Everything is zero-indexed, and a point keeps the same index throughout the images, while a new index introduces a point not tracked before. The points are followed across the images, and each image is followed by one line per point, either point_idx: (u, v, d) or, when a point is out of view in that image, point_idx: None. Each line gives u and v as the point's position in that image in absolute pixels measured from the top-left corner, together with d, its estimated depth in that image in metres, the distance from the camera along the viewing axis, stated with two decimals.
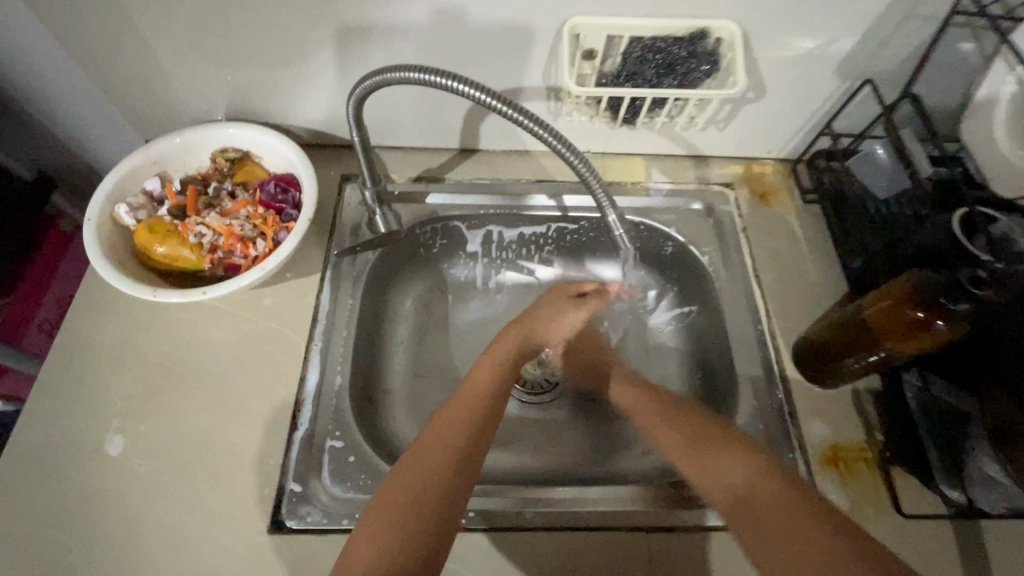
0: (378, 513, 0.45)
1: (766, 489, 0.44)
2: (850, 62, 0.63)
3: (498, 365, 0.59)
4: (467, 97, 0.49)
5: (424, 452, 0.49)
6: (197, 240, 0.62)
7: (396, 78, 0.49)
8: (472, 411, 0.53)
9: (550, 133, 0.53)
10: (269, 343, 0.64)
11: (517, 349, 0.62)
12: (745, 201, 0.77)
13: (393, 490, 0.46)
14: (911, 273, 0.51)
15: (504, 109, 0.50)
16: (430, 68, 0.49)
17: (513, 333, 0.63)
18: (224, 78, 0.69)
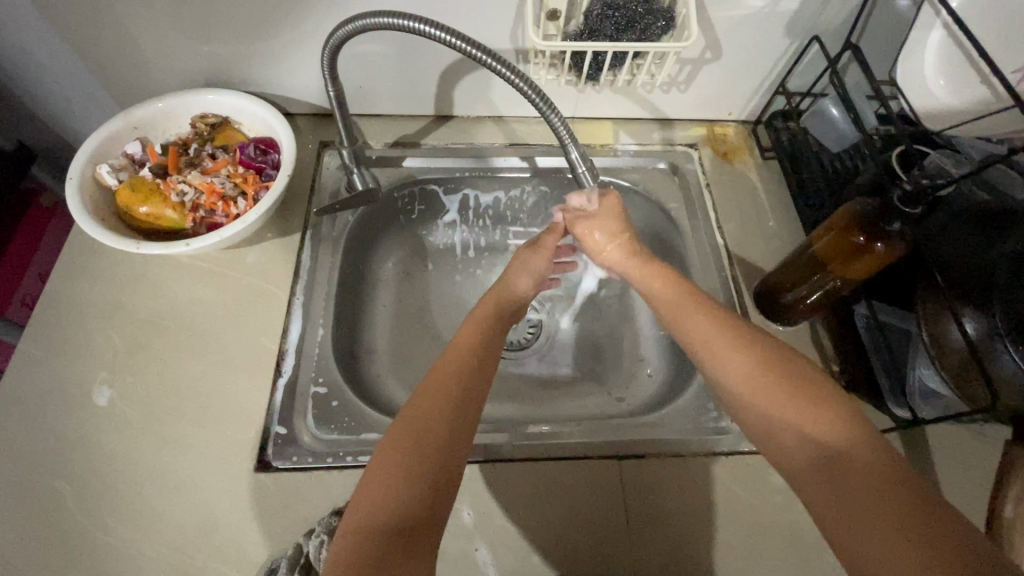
0: (379, 465, 0.45)
1: (803, 417, 0.46)
2: (798, 21, 0.67)
3: (482, 328, 0.57)
4: (433, 38, 0.51)
5: (414, 424, 0.47)
6: (179, 198, 0.64)
7: (368, 24, 0.52)
8: (461, 369, 0.51)
9: (508, 66, 0.54)
10: (252, 299, 0.66)
11: (493, 314, 0.59)
12: (709, 160, 0.80)
13: (393, 444, 0.46)
14: (851, 203, 0.55)
15: (469, 49, 0.52)
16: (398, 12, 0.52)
17: (489, 299, 0.61)
18: (202, 48, 0.71)
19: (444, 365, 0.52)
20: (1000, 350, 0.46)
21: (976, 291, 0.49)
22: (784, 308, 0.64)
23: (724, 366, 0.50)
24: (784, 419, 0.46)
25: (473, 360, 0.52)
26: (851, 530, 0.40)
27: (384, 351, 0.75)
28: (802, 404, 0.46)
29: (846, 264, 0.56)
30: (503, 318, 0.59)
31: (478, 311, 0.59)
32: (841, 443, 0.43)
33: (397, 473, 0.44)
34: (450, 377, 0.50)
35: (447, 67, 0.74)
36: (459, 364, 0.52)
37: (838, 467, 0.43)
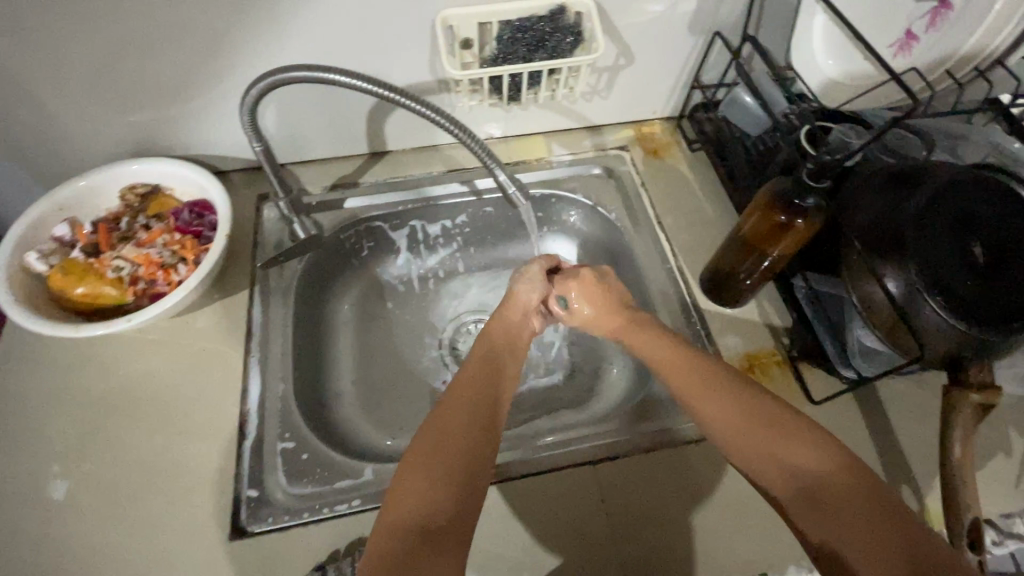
0: (408, 478, 0.47)
1: (787, 454, 0.46)
2: (698, 19, 0.71)
3: (493, 342, 0.61)
4: (344, 85, 0.52)
5: (423, 450, 0.48)
6: (116, 274, 0.63)
7: (279, 81, 0.52)
8: (482, 392, 0.55)
9: (425, 104, 0.55)
10: (208, 363, 0.65)
11: (506, 341, 0.61)
12: (641, 159, 0.84)
13: (420, 459, 0.48)
14: (767, 185, 0.58)
15: (386, 93, 0.53)
16: (311, 64, 0.52)
17: (506, 323, 0.64)
18: (122, 119, 0.70)
19: (465, 387, 0.55)
20: (922, 303, 0.50)
21: (891, 248, 0.52)
22: (728, 285, 0.67)
23: (706, 397, 0.51)
24: (761, 444, 0.47)
25: (491, 376, 0.56)
26: (845, 551, 0.41)
27: (351, 393, 0.75)
28: (782, 434, 0.47)
29: (775, 242, 0.59)
30: (517, 345, 0.62)
31: (492, 332, 0.62)
32: (819, 468, 0.45)
33: (426, 480, 0.46)
34: (470, 399, 0.53)
35: (374, 104, 0.75)
36: (477, 379, 0.55)
37: (817, 491, 0.44)
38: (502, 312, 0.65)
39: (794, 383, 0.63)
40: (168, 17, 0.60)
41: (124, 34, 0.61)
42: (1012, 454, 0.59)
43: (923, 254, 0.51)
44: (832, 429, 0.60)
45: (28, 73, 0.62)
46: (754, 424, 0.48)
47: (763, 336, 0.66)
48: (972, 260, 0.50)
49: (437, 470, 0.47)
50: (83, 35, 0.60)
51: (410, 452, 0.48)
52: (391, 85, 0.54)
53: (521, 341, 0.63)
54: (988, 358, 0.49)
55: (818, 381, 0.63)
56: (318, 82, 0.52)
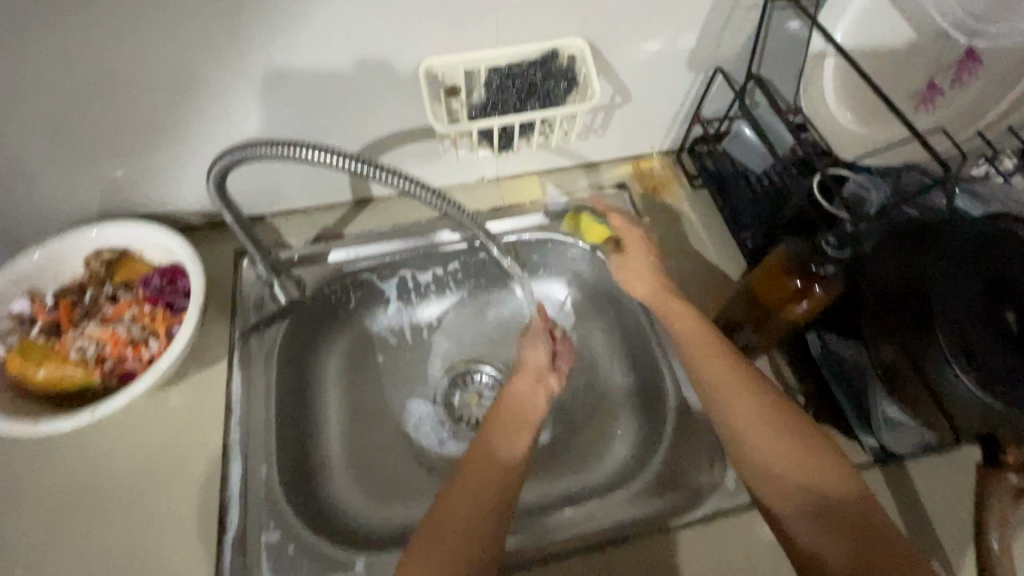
0: (422, 554, 0.45)
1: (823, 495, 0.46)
2: (698, 56, 0.67)
3: (521, 403, 0.59)
4: (315, 162, 0.47)
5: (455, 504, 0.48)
6: (81, 354, 0.58)
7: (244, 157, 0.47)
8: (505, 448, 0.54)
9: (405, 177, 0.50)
10: (186, 446, 0.60)
11: (514, 421, 0.56)
12: (640, 198, 0.79)
13: (430, 541, 0.46)
14: (780, 247, 0.57)
15: (360, 168, 0.48)
16: (274, 139, 0.46)
17: (521, 393, 0.59)
18: (85, 182, 0.65)
19: (486, 445, 0.54)
20: (951, 378, 0.45)
21: (913, 318, 0.49)
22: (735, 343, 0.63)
23: (740, 403, 0.51)
24: (789, 461, 0.48)
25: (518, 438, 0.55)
26: None
27: (343, 464, 0.69)
28: (804, 450, 0.48)
29: (790, 307, 0.56)
30: (526, 425, 0.57)
31: (498, 408, 0.58)
32: (841, 488, 0.46)
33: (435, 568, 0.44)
34: (495, 455, 0.53)
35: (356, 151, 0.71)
36: (509, 439, 0.54)
37: (838, 510, 0.46)
38: (511, 385, 0.61)
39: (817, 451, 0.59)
40: (125, 77, 0.55)
41: (79, 97, 0.56)
42: None
43: (953, 324, 0.47)
44: None
45: None
46: (782, 439, 0.49)
47: None
48: (1004, 329, 0.46)
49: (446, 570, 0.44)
50: (33, 101, 0.55)
51: (444, 501, 0.48)
52: (359, 155, 0.48)
53: (529, 422, 0.57)
54: None
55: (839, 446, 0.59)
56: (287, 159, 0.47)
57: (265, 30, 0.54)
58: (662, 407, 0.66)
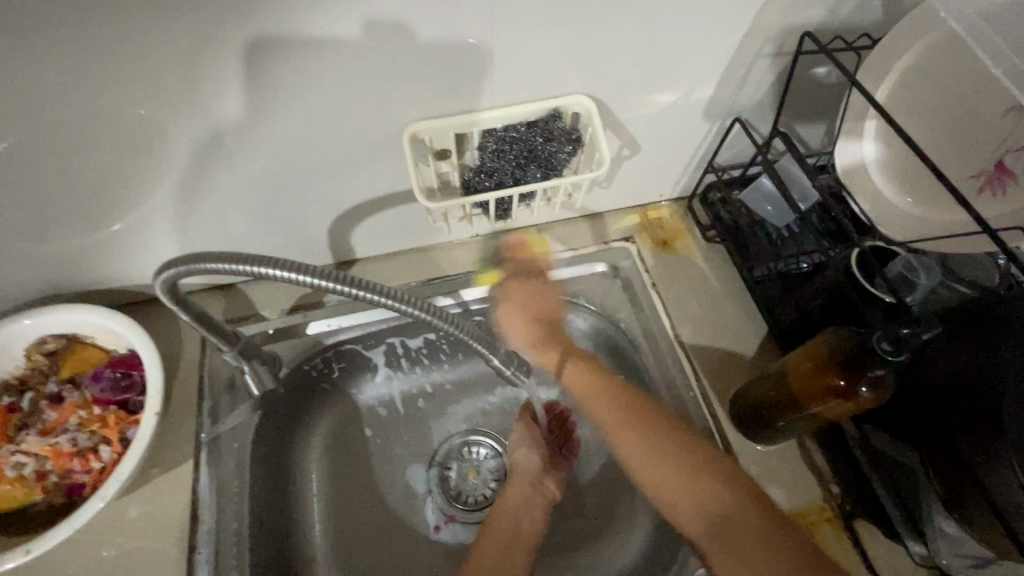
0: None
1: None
2: (715, 105, 0.60)
3: (517, 507, 0.63)
4: (279, 278, 0.41)
5: None
6: (17, 471, 0.51)
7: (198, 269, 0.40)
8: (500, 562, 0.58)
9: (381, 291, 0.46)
10: (148, 564, 0.53)
11: (511, 539, 0.60)
12: (649, 253, 0.72)
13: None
14: (829, 331, 0.48)
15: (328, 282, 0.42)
16: (234, 252, 0.40)
17: (516, 505, 0.63)
18: (22, 262, 0.57)
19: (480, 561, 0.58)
20: None
21: (982, 424, 0.42)
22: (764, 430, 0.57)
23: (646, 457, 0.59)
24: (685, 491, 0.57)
25: (507, 548, 0.59)
26: None
27: (327, 553, 0.65)
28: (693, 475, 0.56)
29: (829, 406, 0.48)
30: (522, 541, 0.61)
31: (494, 524, 0.61)
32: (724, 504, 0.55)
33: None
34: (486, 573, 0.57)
35: (335, 214, 0.63)
36: (501, 551, 0.59)
37: (719, 522, 0.55)
38: (505, 494, 0.64)
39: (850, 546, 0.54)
40: (62, 154, 0.48)
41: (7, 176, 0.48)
42: None
43: None
44: None
45: None
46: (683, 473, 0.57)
47: (810, 486, 0.56)
48: None
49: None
50: None
51: None
52: (326, 270, 0.42)
53: (525, 539, 0.61)
54: None
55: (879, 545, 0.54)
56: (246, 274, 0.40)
57: (224, 99, 0.46)
58: None
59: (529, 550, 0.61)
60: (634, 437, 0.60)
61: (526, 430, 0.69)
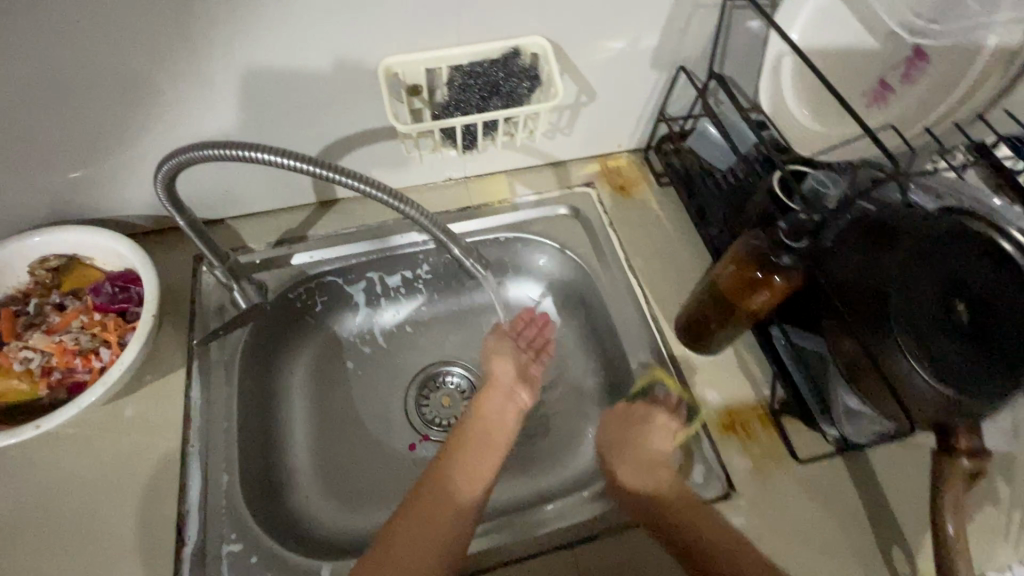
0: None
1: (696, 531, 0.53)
2: (661, 53, 0.68)
3: (489, 413, 0.65)
4: (278, 165, 0.46)
5: (412, 519, 0.56)
6: (25, 365, 0.56)
7: (198, 158, 0.46)
8: (467, 461, 0.60)
9: (366, 180, 0.52)
10: (140, 460, 0.58)
11: (486, 439, 0.63)
12: (609, 197, 0.79)
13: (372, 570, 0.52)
14: (743, 239, 0.56)
15: (318, 169, 0.48)
16: (225, 141, 0.46)
17: (501, 411, 0.65)
18: (26, 184, 0.62)
19: (449, 462, 0.60)
20: (908, 369, 0.48)
21: (871, 312, 0.50)
22: (703, 339, 0.64)
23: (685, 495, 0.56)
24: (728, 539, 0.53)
25: (478, 451, 0.61)
26: None
27: (309, 470, 0.68)
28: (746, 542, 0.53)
29: (749, 298, 0.56)
30: (499, 441, 0.63)
31: (475, 427, 0.64)
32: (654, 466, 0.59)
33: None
34: (454, 474, 0.59)
35: (317, 151, 0.69)
36: (472, 454, 0.61)
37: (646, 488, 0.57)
38: (489, 398, 0.66)
39: (779, 439, 0.61)
40: (71, 75, 0.53)
41: (18, 93, 0.53)
42: (1000, 504, 0.58)
43: (905, 312, 0.49)
44: (815, 489, 0.58)
45: None
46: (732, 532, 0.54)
47: (744, 388, 0.64)
48: (955, 321, 0.47)
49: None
50: None
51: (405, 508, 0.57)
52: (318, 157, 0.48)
53: (495, 443, 0.63)
54: (978, 420, 0.47)
55: (803, 436, 0.61)
56: (244, 161, 0.46)
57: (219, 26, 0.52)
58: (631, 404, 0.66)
59: (503, 449, 0.63)
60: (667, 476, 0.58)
61: (500, 339, 0.71)
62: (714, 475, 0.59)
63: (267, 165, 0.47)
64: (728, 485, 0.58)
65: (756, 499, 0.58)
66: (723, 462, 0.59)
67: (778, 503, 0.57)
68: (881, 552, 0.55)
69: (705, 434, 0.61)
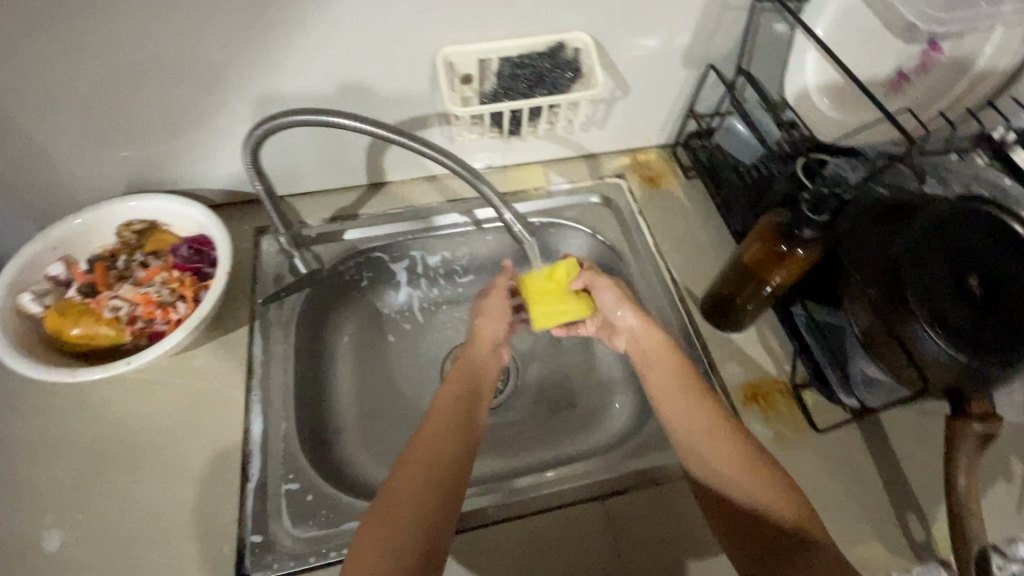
0: (368, 533, 0.46)
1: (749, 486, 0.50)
2: (692, 52, 0.73)
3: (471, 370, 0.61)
4: (351, 127, 0.54)
5: (408, 474, 0.50)
6: (113, 313, 0.62)
7: (286, 123, 0.55)
8: (456, 415, 0.55)
9: (429, 145, 0.57)
10: (207, 405, 0.63)
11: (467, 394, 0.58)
12: (638, 188, 0.84)
13: (375, 514, 0.47)
14: (768, 217, 0.62)
15: (385, 133, 0.55)
16: (311, 108, 0.54)
17: (479, 369, 0.61)
18: (115, 156, 0.69)
19: (441, 415, 0.55)
20: (920, 334, 0.51)
21: (888, 281, 0.53)
22: (726, 316, 0.69)
23: (697, 426, 0.54)
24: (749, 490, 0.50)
25: (464, 405, 0.57)
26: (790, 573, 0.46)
27: (353, 430, 0.72)
28: (770, 485, 0.50)
29: (775, 270, 0.61)
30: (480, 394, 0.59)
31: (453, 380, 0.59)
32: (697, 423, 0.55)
33: (383, 546, 0.45)
34: (445, 427, 0.54)
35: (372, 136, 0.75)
36: (459, 407, 0.56)
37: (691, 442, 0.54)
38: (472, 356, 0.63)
39: (798, 411, 0.64)
40: (172, 56, 0.60)
41: (123, 71, 0.60)
42: (1012, 478, 0.61)
43: (919, 283, 0.52)
44: (833, 457, 0.61)
45: (24, 112, 0.61)
46: (743, 467, 0.51)
47: (765, 364, 0.67)
48: (967, 294, 0.50)
49: (394, 542, 0.46)
50: (81, 77, 0.60)
51: (401, 464, 0.51)
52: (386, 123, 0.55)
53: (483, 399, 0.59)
54: (988, 390, 0.50)
55: (821, 408, 0.64)
56: (325, 125, 0.54)
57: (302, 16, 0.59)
58: None
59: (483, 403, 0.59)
60: (684, 405, 0.56)
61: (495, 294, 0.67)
62: None
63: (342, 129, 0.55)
64: None
65: (778, 464, 0.61)
66: (746, 430, 0.63)
67: (798, 468, 0.61)
68: (897, 518, 0.58)
69: (729, 404, 0.65)
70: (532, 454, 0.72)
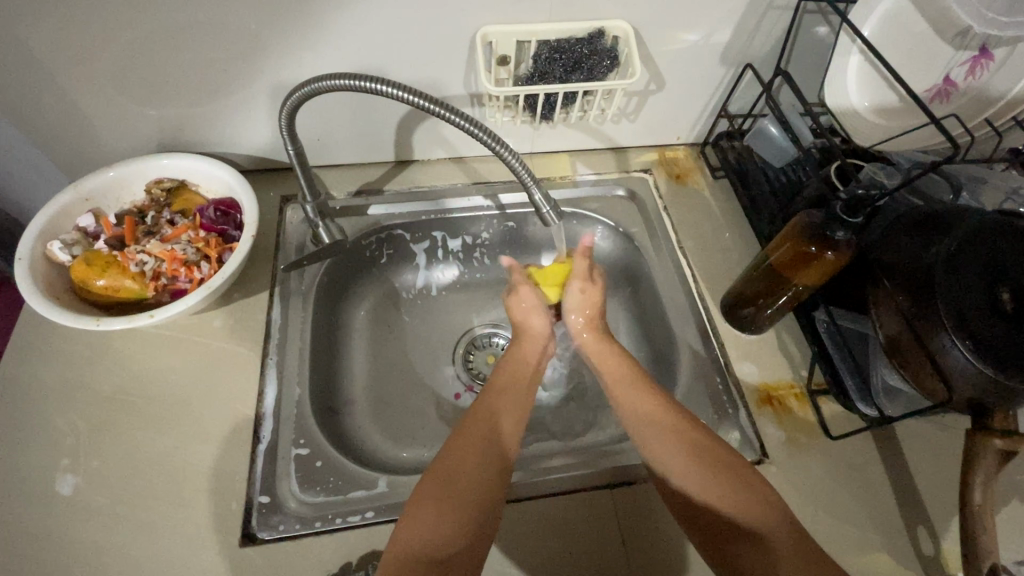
0: (421, 502, 0.49)
1: (699, 488, 0.51)
2: (731, 49, 0.72)
3: (520, 362, 0.65)
4: (387, 95, 0.54)
5: (460, 447, 0.53)
6: (139, 267, 0.63)
7: (324, 88, 0.55)
8: (504, 401, 0.59)
9: (463, 117, 0.56)
10: (224, 365, 0.64)
11: (517, 385, 0.62)
12: (664, 184, 0.84)
13: (430, 488, 0.50)
14: (799, 217, 0.61)
15: (422, 103, 0.54)
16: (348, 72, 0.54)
17: (523, 364, 0.65)
18: (150, 114, 0.69)
19: (490, 400, 0.59)
20: (948, 344, 0.49)
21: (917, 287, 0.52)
22: (746, 317, 0.68)
23: (660, 424, 0.56)
24: (697, 487, 0.51)
25: (516, 393, 0.61)
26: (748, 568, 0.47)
27: (363, 402, 0.73)
28: (723, 481, 0.51)
29: (802, 270, 0.60)
30: (528, 386, 0.63)
31: (503, 373, 0.63)
32: (654, 424, 0.56)
33: (438, 509, 0.49)
34: (494, 411, 0.57)
35: (403, 113, 0.75)
36: (510, 394, 0.60)
37: (654, 444, 0.55)
38: (520, 351, 0.66)
39: (812, 416, 0.64)
40: (211, 17, 0.60)
41: (164, 28, 0.60)
42: None
43: (949, 294, 0.51)
44: (845, 466, 0.61)
45: (65, 63, 0.61)
46: (698, 465, 0.52)
47: (781, 368, 0.67)
48: (999, 305, 0.49)
49: (450, 507, 0.49)
50: (123, 33, 0.60)
51: (453, 440, 0.54)
52: (425, 93, 0.54)
53: (530, 388, 0.62)
54: (1012, 405, 0.49)
55: (836, 416, 0.64)
56: (362, 91, 0.54)
57: None
58: (672, 372, 0.70)
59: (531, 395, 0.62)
60: (642, 406, 0.58)
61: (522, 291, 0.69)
62: (749, 441, 0.62)
63: (378, 96, 0.54)
64: (762, 452, 0.61)
65: (788, 467, 0.60)
66: (758, 431, 0.62)
67: (809, 474, 0.60)
68: (906, 530, 0.58)
69: (742, 404, 0.64)
70: (542, 441, 0.72)
